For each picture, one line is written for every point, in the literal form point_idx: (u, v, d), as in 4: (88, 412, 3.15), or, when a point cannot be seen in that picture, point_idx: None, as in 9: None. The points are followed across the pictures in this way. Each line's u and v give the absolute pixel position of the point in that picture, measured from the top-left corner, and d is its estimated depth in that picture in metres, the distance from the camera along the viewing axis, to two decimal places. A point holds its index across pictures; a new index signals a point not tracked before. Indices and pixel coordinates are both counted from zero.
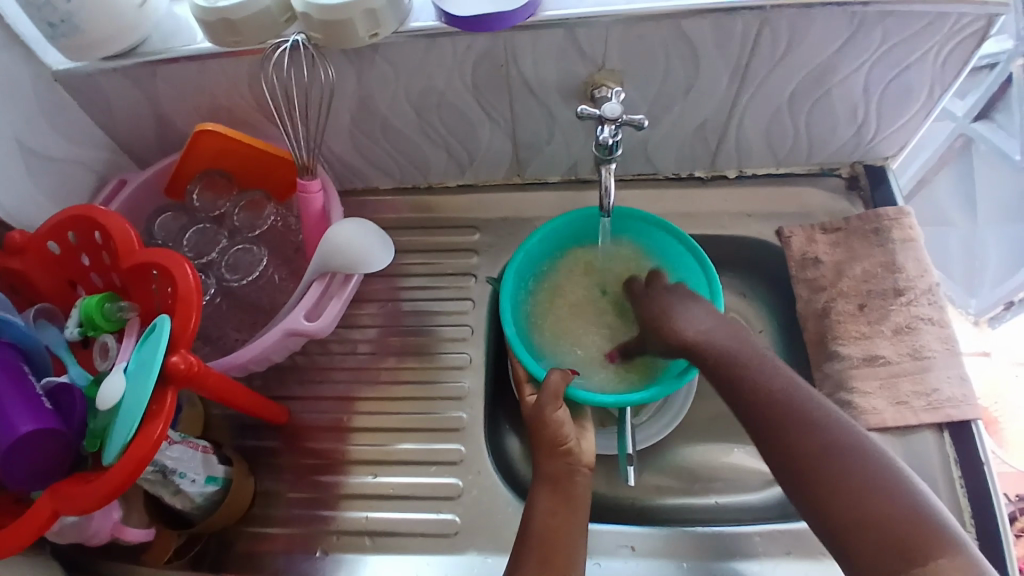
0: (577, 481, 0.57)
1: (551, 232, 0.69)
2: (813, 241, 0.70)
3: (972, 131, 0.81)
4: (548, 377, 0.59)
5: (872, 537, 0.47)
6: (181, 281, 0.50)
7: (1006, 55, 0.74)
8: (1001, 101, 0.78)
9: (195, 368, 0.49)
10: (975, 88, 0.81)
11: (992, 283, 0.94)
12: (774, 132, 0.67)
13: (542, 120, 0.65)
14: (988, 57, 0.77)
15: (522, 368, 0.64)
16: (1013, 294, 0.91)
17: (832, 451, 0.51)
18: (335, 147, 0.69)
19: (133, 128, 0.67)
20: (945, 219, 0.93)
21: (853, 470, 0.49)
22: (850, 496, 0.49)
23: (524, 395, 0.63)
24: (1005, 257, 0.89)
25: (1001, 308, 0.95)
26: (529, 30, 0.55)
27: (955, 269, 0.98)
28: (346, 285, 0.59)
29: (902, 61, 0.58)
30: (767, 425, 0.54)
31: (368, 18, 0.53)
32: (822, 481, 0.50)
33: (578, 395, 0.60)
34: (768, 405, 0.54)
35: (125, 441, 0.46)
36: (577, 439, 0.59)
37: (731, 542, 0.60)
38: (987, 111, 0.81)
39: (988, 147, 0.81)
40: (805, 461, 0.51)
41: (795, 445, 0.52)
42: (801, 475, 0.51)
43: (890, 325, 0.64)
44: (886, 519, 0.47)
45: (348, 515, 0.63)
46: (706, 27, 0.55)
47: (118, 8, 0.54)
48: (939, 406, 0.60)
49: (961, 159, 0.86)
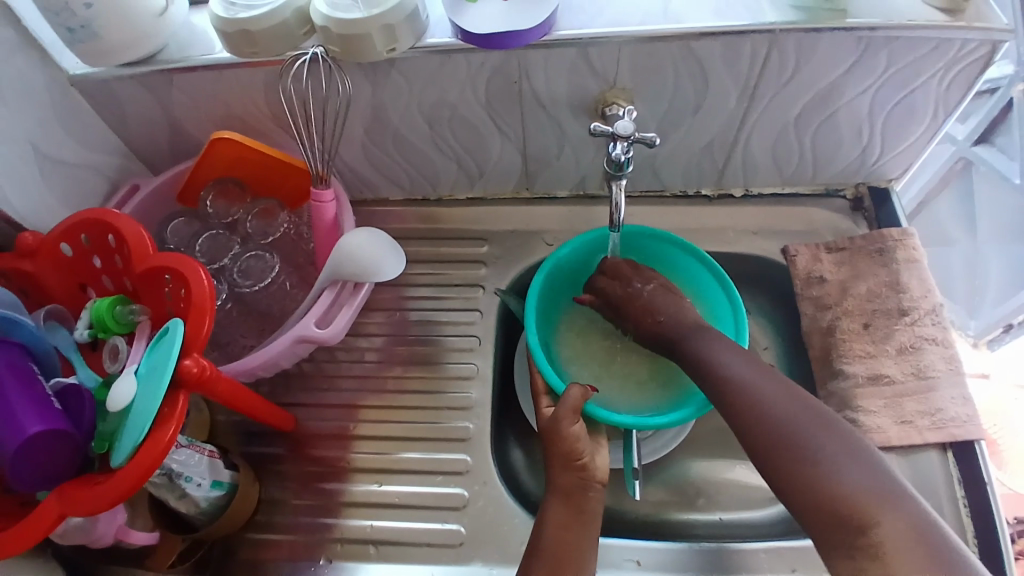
0: (589, 496, 0.57)
1: (575, 251, 0.70)
2: (818, 259, 0.70)
3: (971, 154, 0.84)
4: (568, 391, 0.59)
5: (825, 514, 0.46)
6: (196, 286, 0.51)
7: (1007, 80, 0.76)
8: (1002, 125, 0.80)
9: (207, 372, 0.49)
10: (976, 112, 0.83)
11: (993, 304, 0.95)
12: (779, 151, 0.68)
13: (552, 134, 0.66)
14: (990, 82, 0.79)
15: (540, 380, 0.64)
16: (1011, 315, 0.93)
17: (788, 432, 0.50)
18: (348, 158, 0.70)
19: (148, 134, 0.68)
20: (947, 238, 0.95)
21: (808, 450, 0.49)
22: (802, 476, 0.48)
23: (540, 407, 0.63)
24: (1004, 278, 0.91)
25: (1000, 330, 0.97)
26: (543, 47, 0.56)
27: (957, 291, 1.00)
28: (357, 293, 0.60)
29: (907, 84, 0.60)
30: (731, 412, 0.54)
31: (386, 33, 0.54)
32: (777, 458, 0.50)
33: (596, 412, 0.61)
34: (726, 387, 0.55)
35: (137, 444, 0.46)
36: (591, 454, 0.59)
37: (737, 559, 0.60)
38: (988, 134, 0.82)
39: (988, 169, 0.83)
40: (765, 442, 0.51)
41: (753, 427, 0.52)
42: (761, 457, 0.51)
43: (894, 344, 0.64)
44: (840, 498, 0.46)
45: (351, 523, 0.63)
46: (715, 48, 0.56)
47: (138, 16, 0.55)
48: (943, 425, 0.61)
49: (962, 183, 0.88)
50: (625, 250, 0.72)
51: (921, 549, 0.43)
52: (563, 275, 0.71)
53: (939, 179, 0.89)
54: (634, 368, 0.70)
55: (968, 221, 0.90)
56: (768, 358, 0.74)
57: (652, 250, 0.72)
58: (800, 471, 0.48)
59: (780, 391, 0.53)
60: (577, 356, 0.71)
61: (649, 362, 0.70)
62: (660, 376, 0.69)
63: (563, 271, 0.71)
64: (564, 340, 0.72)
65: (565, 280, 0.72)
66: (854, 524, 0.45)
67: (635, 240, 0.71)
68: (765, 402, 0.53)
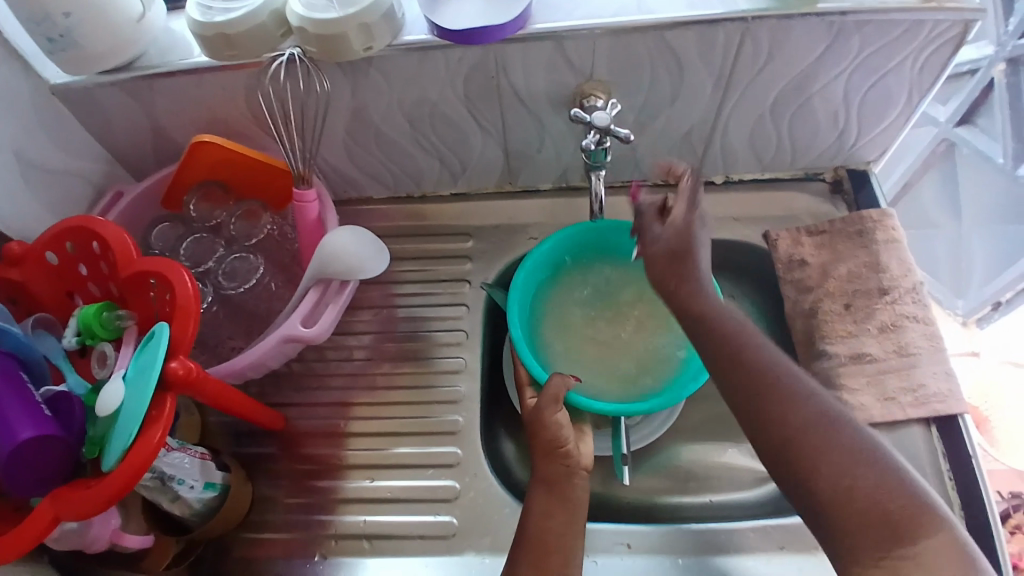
0: (575, 483, 0.59)
1: (556, 245, 0.71)
2: (799, 243, 0.70)
3: (955, 136, 0.96)
4: (549, 381, 0.60)
5: (863, 518, 0.47)
6: (180, 289, 0.52)
7: (988, 61, 0.86)
8: (983, 106, 0.91)
9: (194, 373, 0.50)
10: (957, 94, 0.94)
11: (980, 287, 1.11)
12: (758, 141, 0.69)
13: (532, 128, 0.67)
14: (970, 64, 0.90)
15: (523, 372, 0.66)
16: (998, 295, 1.08)
17: (816, 429, 0.51)
18: (330, 157, 0.70)
19: (131, 141, 0.68)
20: (934, 223, 1.11)
21: (857, 467, 0.49)
22: (843, 483, 0.48)
23: (524, 398, 0.65)
24: (989, 256, 1.05)
25: (990, 308, 1.13)
26: (519, 41, 0.57)
27: (943, 273, 1.16)
28: (342, 292, 0.60)
29: (881, 67, 0.60)
30: (773, 415, 0.53)
31: (363, 32, 0.54)
32: (806, 456, 0.50)
33: (580, 401, 0.62)
34: (765, 386, 0.54)
35: (127, 446, 0.47)
36: (575, 442, 0.61)
37: (725, 539, 0.60)
38: (969, 116, 0.94)
39: (971, 150, 0.94)
40: (800, 451, 0.51)
41: (788, 436, 0.51)
42: (782, 454, 0.51)
43: (876, 323, 0.64)
44: (878, 502, 0.48)
45: (346, 519, 0.64)
46: (690, 39, 0.57)
47: (114, 22, 0.56)
48: (926, 401, 0.61)
49: (945, 165, 1.02)
50: (614, 245, 0.73)
51: (962, 563, 0.45)
52: (548, 265, 0.72)
53: (925, 161, 1.03)
54: (618, 368, 0.70)
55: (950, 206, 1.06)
56: None
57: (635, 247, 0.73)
58: (838, 474, 0.49)
59: (820, 404, 0.52)
60: (562, 354, 0.71)
61: (631, 361, 0.71)
62: (643, 374, 0.70)
63: (548, 261, 0.72)
64: (548, 339, 0.72)
65: (548, 273, 0.73)
66: (898, 535, 0.47)
67: (612, 235, 0.72)
68: (808, 412, 0.52)
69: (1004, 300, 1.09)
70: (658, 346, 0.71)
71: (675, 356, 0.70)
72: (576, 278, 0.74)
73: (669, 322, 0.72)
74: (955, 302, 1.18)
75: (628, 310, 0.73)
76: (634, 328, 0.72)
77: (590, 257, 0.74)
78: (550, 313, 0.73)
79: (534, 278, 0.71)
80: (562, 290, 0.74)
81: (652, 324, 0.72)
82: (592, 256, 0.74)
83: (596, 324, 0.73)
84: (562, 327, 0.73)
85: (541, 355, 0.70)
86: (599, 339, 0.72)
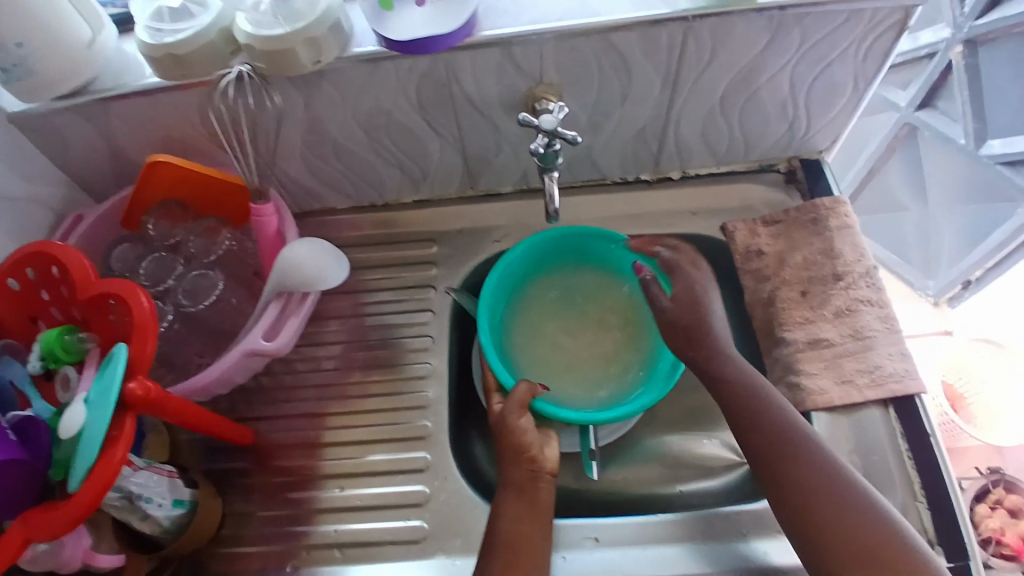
0: (540, 487, 0.59)
1: (532, 249, 0.72)
2: (755, 233, 0.72)
3: (916, 119, 1.01)
4: (515, 389, 0.62)
5: (859, 566, 0.50)
6: (136, 309, 0.52)
7: (945, 44, 0.92)
8: (942, 89, 0.97)
9: (152, 394, 0.51)
10: (918, 78, 0.99)
11: (948, 266, 1.18)
12: (710, 134, 0.70)
13: (488, 132, 0.67)
14: (928, 47, 0.95)
15: (491, 378, 0.67)
16: (970, 274, 1.14)
17: (819, 482, 0.54)
18: (288, 169, 0.70)
19: (91, 164, 0.68)
20: (902, 206, 1.16)
21: (857, 519, 0.51)
22: (844, 534, 0.51)
23: (490, 403, 0.66)
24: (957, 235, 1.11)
25: (960, 287, 1.19)
26: (468, 49, 0.57)
27: (916, 254, 1.22)
28: (303, 303, 0.61)
29: (824, 58, 0.62)
30: (778, 466, 0.56)
31: (311, 47, 0.55)
32: (812, 506, 0.53)
33: (544, 408, 0.63)
34: (773, 446, 0.56)
35: (87, 468, 0.48)
36: (540, 446, 0.61)
37: (691, 529, 0.62)
38: (929, 100, 1.00)
39: (931, 132, 1.00)
40: (803, 501, 0.53)
41: (795, 490, 0.54)
42: (788, 505, 0.54)
43: (831, 308, 0.65)
44: (876, 551, 0.50)
45: (318, 529, 0.64)
46: (633, 39, 0.58)
47: (64, 49, 0.55)
48: (882, 382, 0.62)
49: (907, 146, 1.07)
50: (582, 250, 0.74)
51: None
52: (518, 271, 0.73)
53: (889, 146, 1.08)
54: (588, 374, 0.71)
55: (916, 188, 1.11)
56: None
57: (601, 253, 0.74)
58: (839, 523, 0.51)
59: (827, 461, 0.55)
60: (532, 357, 0.72)
61: (603, 368, 0.72)
62: (612, 383, 0.71)
63: (518, 267, 0.73)
64: (519, 342, 0.73)
65: (518, 278, 0.74)
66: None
67: (590, 243, 0.73)
68: (813, 465, 0.54)
69: (974, 279, 1.15)
70: (630, 356, 0.72)
71: (647, 367, 0.71)
72: (545, 284, 0.76)
73: (645, 333, 0.73)
74: (927, 284, 1.24)
75: (604, 317, 0.75)
76: (608, 336, 0.73)
77: (569, 264, 0.76)
78: (525, 315, 0.74)
79: (505, 283, 0.72)
80: (538, 295, 0.75)
81: (617, 330, 0.74)
82: (561, 261, 0.75)
83: (571, 328, 0.74)
84: (536, 330, 0.74)
85: (511, 356, 0.72)
86: (572, 345, 0.73)
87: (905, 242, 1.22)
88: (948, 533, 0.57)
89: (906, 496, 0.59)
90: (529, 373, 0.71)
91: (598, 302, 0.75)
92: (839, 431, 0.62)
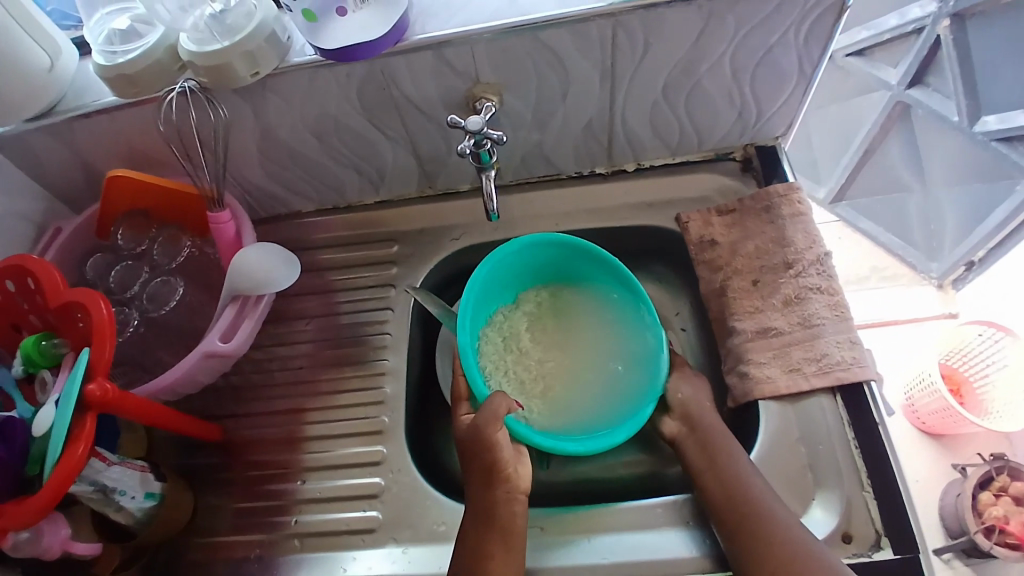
0: (514, 510, 0.60)
1: (519, 254, 0.72)
2: (708, 224, 0.72)
3: (908, 98, 0.98)
4: (491, 399, 0.62)
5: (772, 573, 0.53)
6: (96, 315, 0.55)
7: (931, 19, 0.89)
8: (931, 68, 0.95)
9: (111, 394, 0.54)
10: (905, 55, 0.96)
11: (951, 247, 1.14)
12: (660, 124, 0.70)
13: (436, 133, 0.69)
14: (916, 23, 0.91)
15: (462, 386, 0.68)
16: (971, 255, 1.11)
17: (749, 498, 0.57)
18: (249, 175, 0.73)
19: (66, 177, 0.72)
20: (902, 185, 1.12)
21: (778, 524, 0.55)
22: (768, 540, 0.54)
23: (460, 413, 0.67)
24: (958, 217, 1.08)
25: (963, 269, 1.16)
26: (401, 53, 0.59)
27: (915, 234, 1.18)
28: (258, 305, 0.64)
29: (764, 43, 0.61)
30: (714, 470, 0.60)
31: (247, 59, 0.57)
32: (747, 520, 0.56)
33: (521, 430, 0.64)
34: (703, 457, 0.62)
35: (50, 464, 0.51)
36: (513, 465, 0.62)
37: (637, 519, 0.63)
38: (919, 77, 0.97)
39: (925, 111, 0.98)
40: (744, 506, 0.57)
41: (738, 497, 0.57)
42: (729, 509, 0.57)
43: (780, 297, 0.66)
44: (792, 558, 0.53)
45: (281, 520, 0.67)
46: (563, 35, 0.58)
47: (26, 74, 0.59)
48: (829, 369, 0.62)
49: (903, 123, 1.03)
50: (568, 268, 0.74)
51: None
52: (507, 273, 0.73)
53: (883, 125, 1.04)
54: (557, 393, 0.71)
55: (915, 165, 1.07)
56: (680, 323, 0.78)
57: (586, 277, 0.74)
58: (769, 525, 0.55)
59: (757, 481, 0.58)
60: (498, 370, 0.71)
61: (572, 389, 0.71)
62: (579, 402, 0.70)
63: (507, 267, 0.73)
64: (489, 353, 0.72)
65: (504, 281, 0.74)
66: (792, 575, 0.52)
67: (570, 261, 0.73)
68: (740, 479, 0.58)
69: (977, 261, 1.13)
70: (600, 376, 0.71)
71: (617, 389, 0.70)
72: (528, 298, 0.76)
73: (617, 354, 0.72)
74: (930, 267, 1.21)
75: (579, 335, 0.74)
76: (580, 355, 0.73)
77: (547, 282, 0.76)
78: (501, 324, 0.74)
79: (492, 279, 0.72)
80: (510, 310, 0.75)
81: (591, 353, 0.73)
82: (547, 276, 0.75)
83: (544, 345, 0.73)
84: (504, 345, 0.73)
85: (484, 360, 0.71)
86: (544, 362, 0.72)
87: (903, 222, 1.18)
88: (894, 520, 0.57)
89: (852, 486, 0.59)
90: (494, 385, 0.70)
91: (573, 321, 0.74)
92: (783, 421, 0.63)
